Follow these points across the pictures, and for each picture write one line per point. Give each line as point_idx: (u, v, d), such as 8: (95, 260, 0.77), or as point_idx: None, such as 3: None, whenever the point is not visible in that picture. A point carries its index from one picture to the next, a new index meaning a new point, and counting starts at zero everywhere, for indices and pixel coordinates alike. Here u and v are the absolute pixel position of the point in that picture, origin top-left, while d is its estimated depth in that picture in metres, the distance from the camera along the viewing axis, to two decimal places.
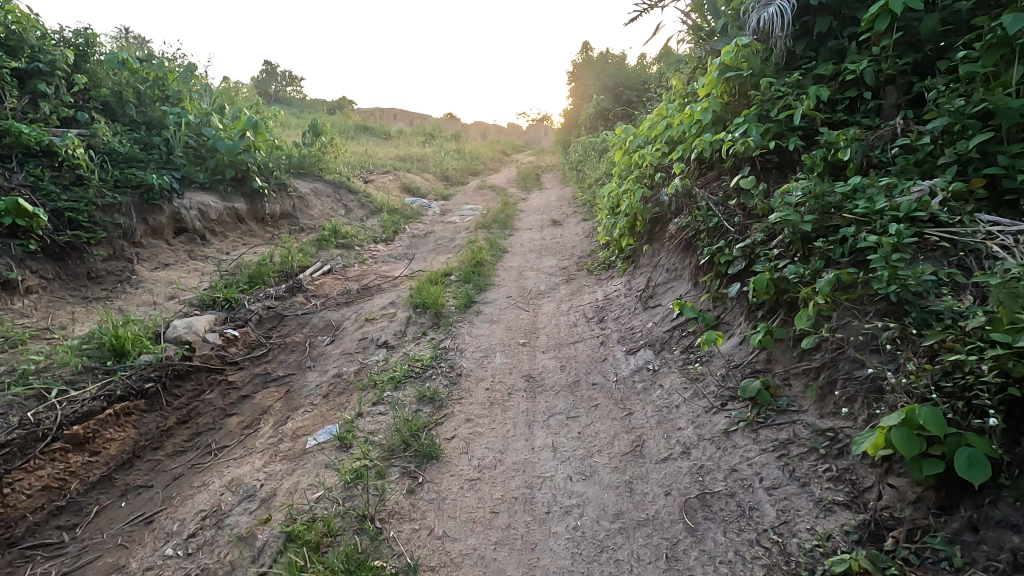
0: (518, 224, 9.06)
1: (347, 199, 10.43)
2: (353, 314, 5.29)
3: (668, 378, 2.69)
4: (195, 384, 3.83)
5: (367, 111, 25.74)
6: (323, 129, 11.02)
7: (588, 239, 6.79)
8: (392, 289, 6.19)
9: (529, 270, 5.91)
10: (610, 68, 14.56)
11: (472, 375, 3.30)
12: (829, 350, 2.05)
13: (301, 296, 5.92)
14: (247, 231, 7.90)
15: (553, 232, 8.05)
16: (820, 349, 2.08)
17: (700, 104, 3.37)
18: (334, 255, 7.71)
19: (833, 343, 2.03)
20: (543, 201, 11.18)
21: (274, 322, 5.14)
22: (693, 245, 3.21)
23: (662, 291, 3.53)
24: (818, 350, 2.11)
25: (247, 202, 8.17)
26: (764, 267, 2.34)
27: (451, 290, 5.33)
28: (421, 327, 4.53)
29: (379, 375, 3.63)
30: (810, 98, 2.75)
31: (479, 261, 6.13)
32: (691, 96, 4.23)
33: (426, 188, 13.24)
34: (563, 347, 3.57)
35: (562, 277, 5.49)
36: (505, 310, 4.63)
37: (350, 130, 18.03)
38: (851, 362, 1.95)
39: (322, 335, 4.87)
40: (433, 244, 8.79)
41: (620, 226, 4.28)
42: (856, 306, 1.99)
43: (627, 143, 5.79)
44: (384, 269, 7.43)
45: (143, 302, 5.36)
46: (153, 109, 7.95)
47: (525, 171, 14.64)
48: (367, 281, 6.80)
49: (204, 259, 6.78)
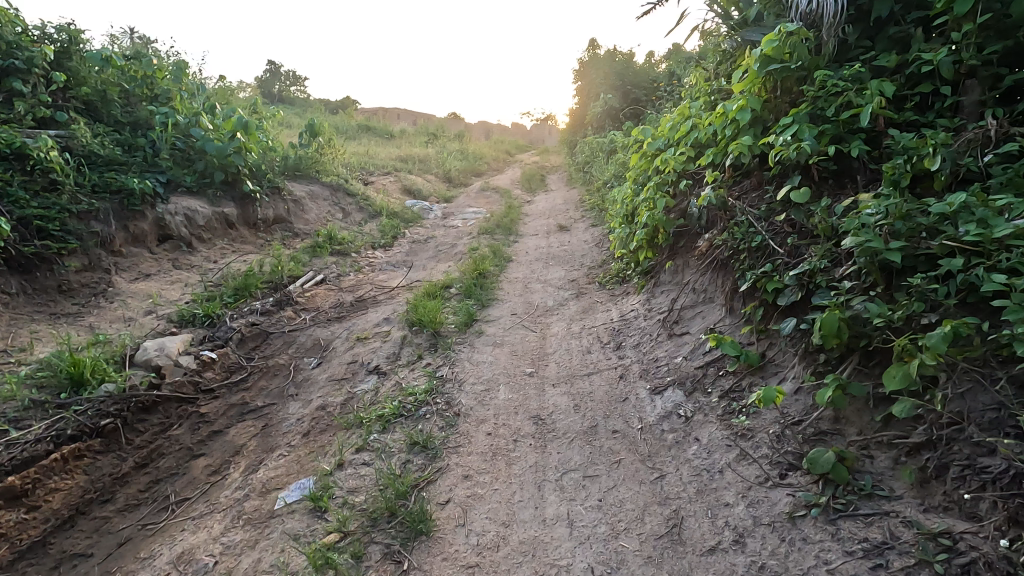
0: (523, 229, 8.64)
1: (345, 203, 10.01)
2: (344, 332, 4.86)
3: (706, 430, 2.26)
4: (162, 417, 3.44)
5: (369, 111, 25.32)
6: (320, 129, 10.58)
7: (597, 248, 6.34)
8: (389, 303, 5.76)
9: (535, 283, 5.48)
10: (617, 66, 14.11)
11: (473, 415, 2.88)
12: (937, 425, 1.68)
13: (289, 310, 5.49)
14: (237, 237, 7.50)
15: (561, 238, 7.61)
16: (925, 423, 1.70)
17: (734, 102, 2.92)
18: (329, 263, 7.30)
19: (948, 418, 1.64)
20: (549, 204, 10.74)
21: (257, 340, 4.70)
22: (729, 266, 2.77)
23: (690, 316, 3.09)
24: (919, 423, 1.73)
25: (237, 206, 7.75)
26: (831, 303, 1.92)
27: (450, 306, 4.91)
28: (417, 350, 4.11)
29: (367, 411, 3.21)
30: (874, 93, 2.31)
31: (482, 273, 5.70)
32: (718, 94, 3.79)
33: (427, 190, 12.81)
34: (576, 380, 3.14)
35: (571, 291, 5.05)
36: (510, 331, 4.19)
37: (350, 130, 17.61)
38: (974, 446, 1.59)
39: (309, 356, 4.44)
40: (434, 250, 8.37)
41: (638, 238, 3.84)
42: (980, 372, 1.63)
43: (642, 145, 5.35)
44: (382, 279, 7.02)
45: (117, 319, 4.95)
46: (140, 109, 7.53)
47: (529, 172, 14.19)
48: (362, 292, 6.37)
49: (189, 269, 6.37)
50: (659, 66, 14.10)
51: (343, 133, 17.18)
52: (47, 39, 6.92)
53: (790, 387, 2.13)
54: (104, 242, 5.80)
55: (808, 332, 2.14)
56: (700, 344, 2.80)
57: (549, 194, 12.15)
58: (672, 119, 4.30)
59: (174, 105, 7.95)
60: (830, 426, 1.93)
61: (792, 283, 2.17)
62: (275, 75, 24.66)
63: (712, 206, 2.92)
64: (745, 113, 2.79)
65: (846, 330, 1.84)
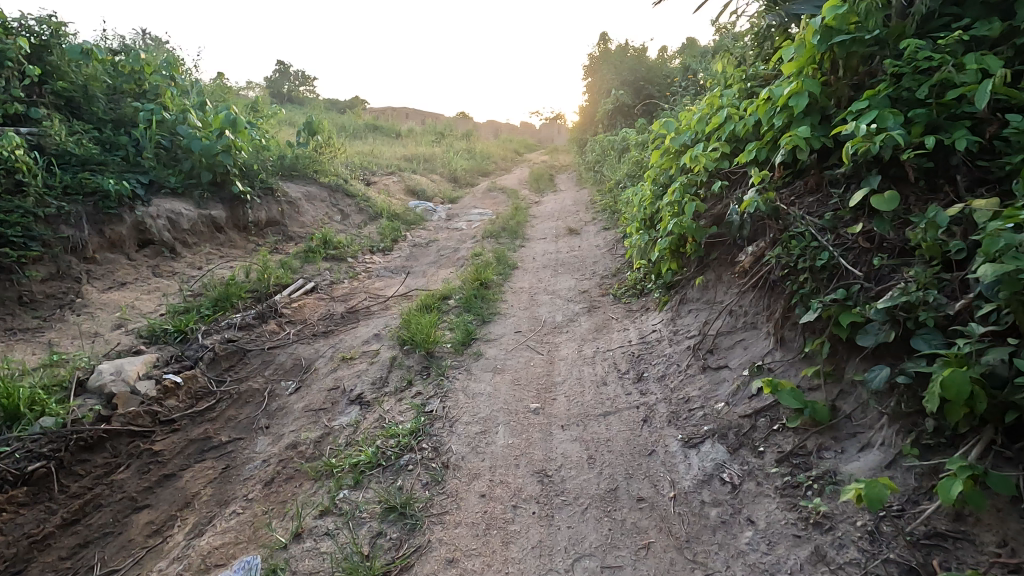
0: (531, 232, 8.14)
1: (343, 204, 9.55)
2: (329, 349, 4.37)
3: (763, 510, 1.74)
4: (108, 457, 3.02)
5: (375, 109, 24.90)
6: (319, 127, 10.12)
7: (611, 254, 5.82)
8: (383, 315, 5.27)
9: (542, 294, 4.97)
10: (629, 61, 13.56)
11: (465, 467, 2.37)
12: None
13: (273, 324, 5.01)
14: (226, 242, 7.07)
15: (570, 242, 7.09)
16: None
17: (785, 86, 2.39)
18: (322, 270, 6.83)
19: None
20: (558, 204, 10.24)
21: (231, 360, 4.21)
22: (782, 289, 2.25)
23: (727, 345, 2.57)
24: None
25: (226, 209, 7.30)
26: (950, 362, 1.44)
27: (448, 321, 4.41)
28: (407, 375, 3.62)
29: (342, 454, 2.71)
30: (977, 68, 1.76)
31: (484, 283, 5.19)
32: (755, 81, 3.26)
33: (431, 190, 12.33)
34: (590, 420, 2.62)
35: (582, 304, 4.53)
36: (513, 352, 3.68)
37: (354, 128, 17.18)
38: None
39: (287, 379, 3.96)
40: (436, 255, 7.89)
41: (662, 248, 3.32)
42: None
43: (661, 140, 4.82)
44: (378, 287, 6.55)
45: (80, 334, 4.49)
46: (126, 105, 7.10)
47: (537, 172, 13.69)
48: (355, 302, 5.90)
49: (169, 277, 5.93)
50: (673, 61, 13.55)
51: (346, 131, 16.75)
52: (26, 31, 6.50)
53: (881, 461, 1.61)
54: (75, 249, 5.36)
55: (904, 388, 1.62)
56: (744, 383, 2.28)
57: (557, 194, 11.64)
58: (696, 111, 3.78)
59: (162, 102, 7.51)
60: (951, 527, 1.41)
61: (879, 319, 1.66)
62: (284, 75, 24.30)
63: (759, 213, 2.38)
64: (801, 98, 2.26)
65: (983, 398, 1.35)
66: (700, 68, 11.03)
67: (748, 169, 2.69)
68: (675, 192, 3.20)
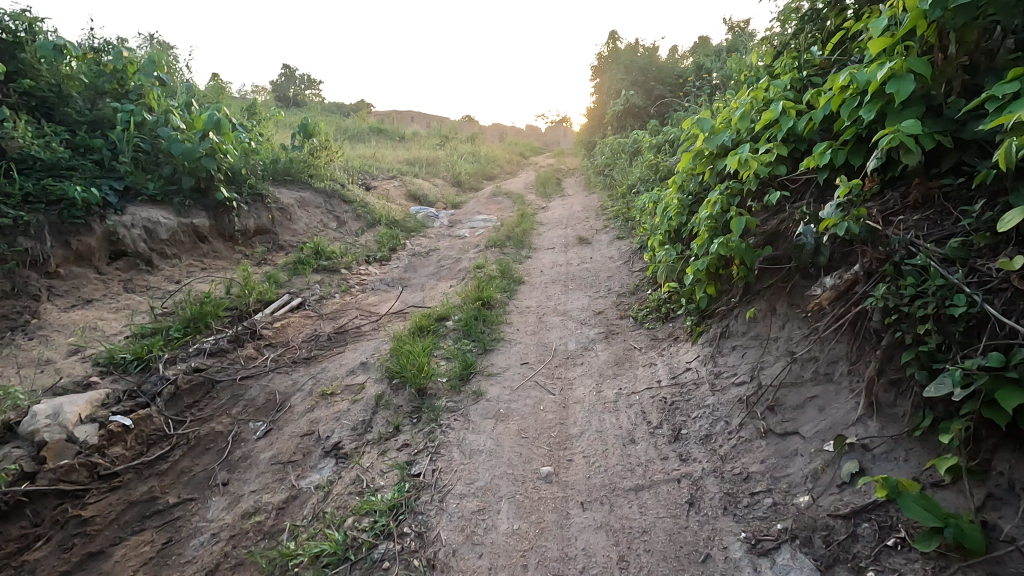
0: (539, 240, 7.59)
1: (340, 210, 9.04)
2: (310, 381, 3.84)
3: None
4: (23, 527, 2.55)
5: (378, 112, 24.45)
6: (315, 129, 9.61)
7: (627, 267, 5.27)
8: (374, 337, 4.73)
9: (552, 315, 4.41)
10: (640, 61, 13.02)
11: (456, 569, 1.83)
12: None
13: (250, 349, 4.47)
14: (209, 252, 6.58)
15: (581, 253, 6.54)
16: None
17: (873, 69, 1.81)
18: (312, 283, 6.31)
19: None
20: (566, 210, 9.69)
21: (195, 395, 3.67)
22: (888, 341, 1.71)
23: (794, 402, 2.01)
24: None
25: (210, 217, 6.79)
26: None
27: (445, 348, 3.88)
28: (394, 419, 3.08)
29: (306, 536, 2.18)
30: None
31: (486, 301, 4.63)
32: (810, 71, 2.75)
33: (433, 195, 11.79)
34: (616, 496, 2.08)
35: (597, 328, 3.99)
36: (519, 391, 3.14)
37: (354, 131, 16.66)
38: None
39: (257, 418, 3.43)
40: (436, 266, 7.36)
41: (698, 271, 2.77)
42: None
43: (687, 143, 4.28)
44: (371, 302, 6.02)
45: (28, 362, 3.96)
46: (104, 106, 6.61)
47: (544, 175, 13.13)
48: (345, 321, 5.36)
49: (143, 293, 5.42)
50: (685, 60, 12.99)
51: (347, 134, 16.25)
52: None
53: None
54: (35, 263, 4.86)
55: None
56: (829, 463, 1.74)
57: (565, 199, 11.09)
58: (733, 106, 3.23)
59: (145, 103, 7.02)
60: None
61: None
62: (290, 79, 23.95)
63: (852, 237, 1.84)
64: (905, 82, 1.70)
65: None
66: (716, 67, 10.46)
67: (819, 176, 2.14)
68: (716, 204, 2.64)
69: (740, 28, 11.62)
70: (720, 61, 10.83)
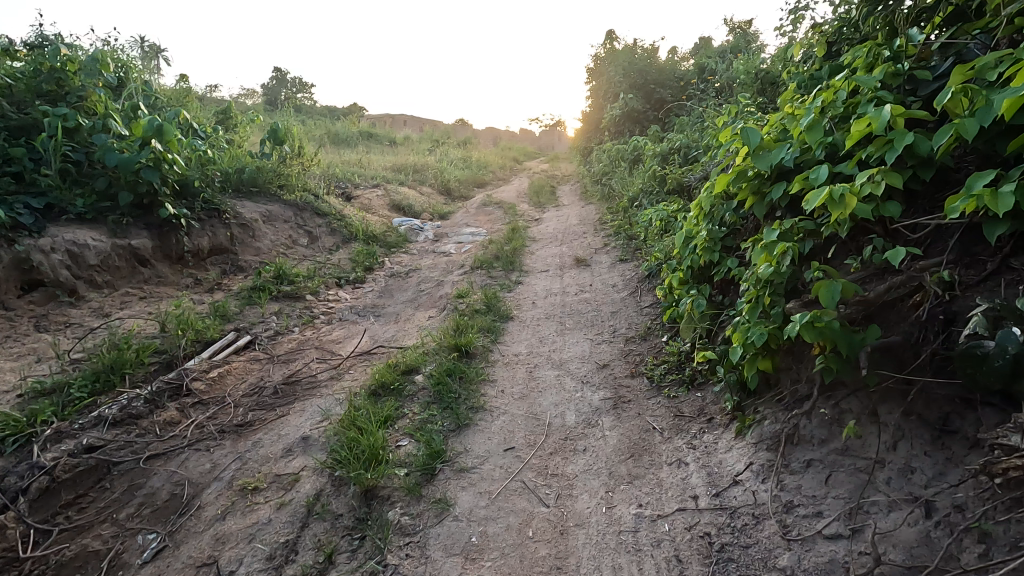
0: (531, 260, 6.74)
1: (312, 224, 8.19)
2: (233, 463, 2.99)
3: None
4: None
5: (367, 116, 23.54)
6: (286, 135, 8.73)
7: (635, 301, 4.47)
8: (331, 392, 3.88)
9: (545, 368, 3.57)
10: (640, 62, 12.22)
11: None
12: None
13: (171, 413, 3.60)
14: (152, 278, 5.74)
15: (579, 278, 5.73)
16: None
17: None
18: (269, 314, 5.46)
19: None
20: (562, 222, 8.88)
21: (79, 487, 2.81)
22: None
23: None
24: None
25: (153, 236, 5.89)
26: None
27: (409, 421, 3.06)
28: (325, 543, 2.25)
29: None
30: None
31: (465, 348, 3.77)
32: (910, 63, 1.97)
33: (419, 205, 10.92)
34: None
35: (601, 389, 3.19)
36: (500, 498, 2.32)
37: (338, 136, 15.75)
38: None
39: (151, 528, 2.62)
40: (415, 290, 6.51)
41: (752, 344, 1.97)
42: None
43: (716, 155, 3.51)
44: (336, 338, 5.19)
45: None
46: (32, 109, 5.74)
47: (538, 183, 12.31)
48: (300, 366, 4.50)
49: (58, 333, 4.54)
50: (686, 63, 12.22)
51: (329, 138, 15.32)
52: None
53: None
54: None
55: None
56: None
57: (560, 210, 10.28)
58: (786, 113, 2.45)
59: (85, 107, 6.14)
60: None
61: None
62: (282, 83, 23.28)
63: None
64: None
65: None
66: (721, 68, 9.69)
67: (995, 235, 1.47)
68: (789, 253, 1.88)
69: (743, 28, 10.90)
70: (725, 62, 10.06)
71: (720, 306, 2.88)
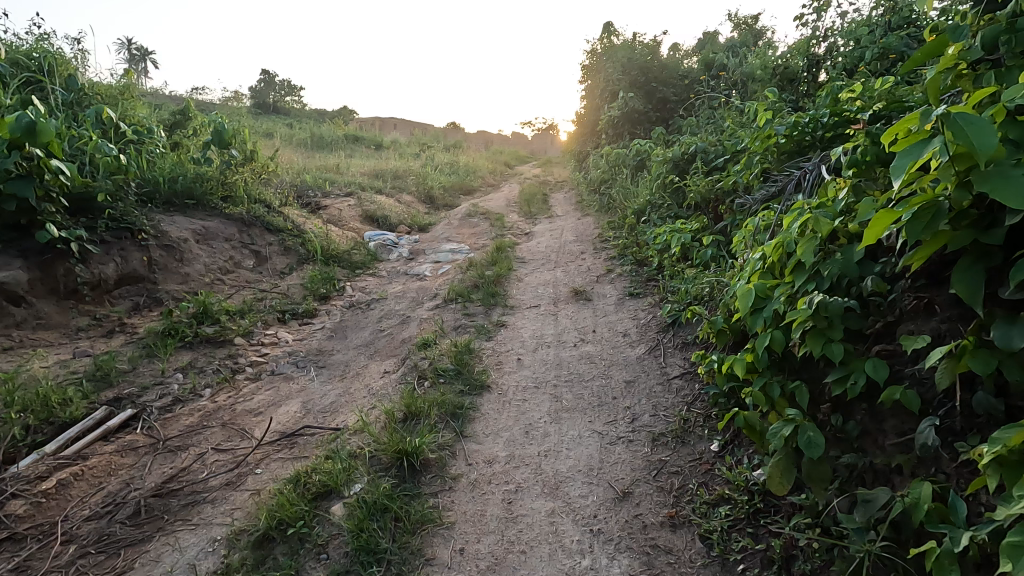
0: (518, 291, 5.47)
1: (261, 241, 6.89)
2: None
3: None
4: None
5: (350, 117, 22.20)
6: (235, 134, 7.33)
7: (658, 366, 3.23)
8: (212, 520, 2.59)
9: (532, 493, 2.32)
10: (641, 56, 10.98)
11: None
12: None
13: None
14: (28, 321, 4.47)
15: (579, 318, 4.48)
16: None
17: None
18: (174, 368, 4.17)
19: None
20: (557, 238, 7.62)
21: None
22: None
23: None
24: None
25: (31, 266, 4.61)
26: None
27: None
28: None
29: None
30: None
31: (412, 458, 2.47)
32: None
33: (395, 216, 9.60)
34: None
35: (622, 551, 1.98)
36: None
37: (314, 139, 14.43)
38: None
39: None
40: (373, 330, 5.22)
41: None
42: None
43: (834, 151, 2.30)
44: (259, 404, 3.91)
45: None
46: None
47: (529, 191, 11.05)
48: (188, 461, 3.17)
49: None
50: (689, 60, 10.97)
51: (303, 139, 13.96)
52: None
53: None
54: None
55: None
56: None
57: (554, 222, 9.03)
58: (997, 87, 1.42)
59: None
60: None
61: None
62: (270, 86, 22.42)
63: None
64: None
65: None
66: (733, 62, 8.47)
67: None
68: None
69: (750, 22, 9.70)
70: (736, 56, 8.82)
71: (837, 435, 1.77)
